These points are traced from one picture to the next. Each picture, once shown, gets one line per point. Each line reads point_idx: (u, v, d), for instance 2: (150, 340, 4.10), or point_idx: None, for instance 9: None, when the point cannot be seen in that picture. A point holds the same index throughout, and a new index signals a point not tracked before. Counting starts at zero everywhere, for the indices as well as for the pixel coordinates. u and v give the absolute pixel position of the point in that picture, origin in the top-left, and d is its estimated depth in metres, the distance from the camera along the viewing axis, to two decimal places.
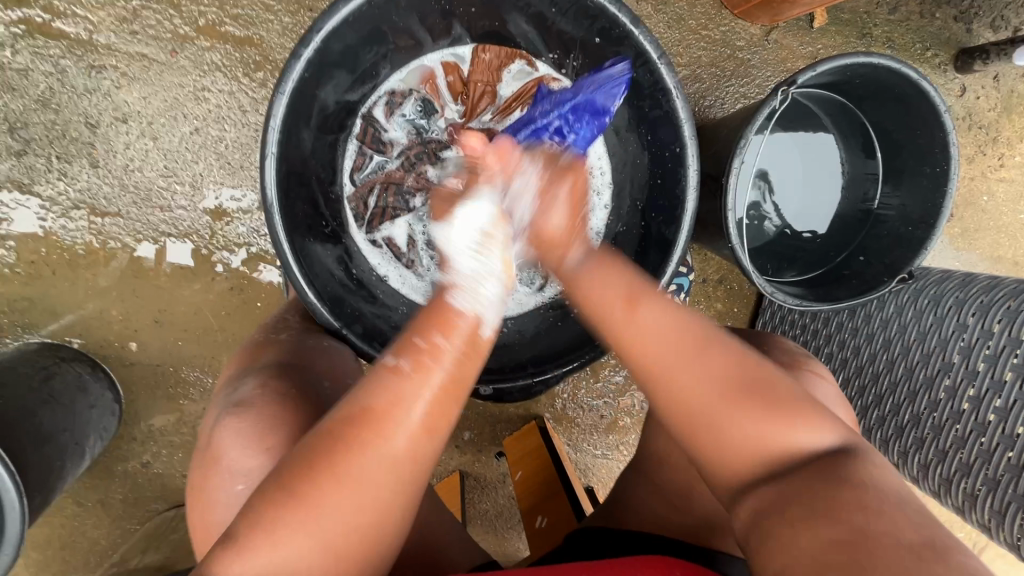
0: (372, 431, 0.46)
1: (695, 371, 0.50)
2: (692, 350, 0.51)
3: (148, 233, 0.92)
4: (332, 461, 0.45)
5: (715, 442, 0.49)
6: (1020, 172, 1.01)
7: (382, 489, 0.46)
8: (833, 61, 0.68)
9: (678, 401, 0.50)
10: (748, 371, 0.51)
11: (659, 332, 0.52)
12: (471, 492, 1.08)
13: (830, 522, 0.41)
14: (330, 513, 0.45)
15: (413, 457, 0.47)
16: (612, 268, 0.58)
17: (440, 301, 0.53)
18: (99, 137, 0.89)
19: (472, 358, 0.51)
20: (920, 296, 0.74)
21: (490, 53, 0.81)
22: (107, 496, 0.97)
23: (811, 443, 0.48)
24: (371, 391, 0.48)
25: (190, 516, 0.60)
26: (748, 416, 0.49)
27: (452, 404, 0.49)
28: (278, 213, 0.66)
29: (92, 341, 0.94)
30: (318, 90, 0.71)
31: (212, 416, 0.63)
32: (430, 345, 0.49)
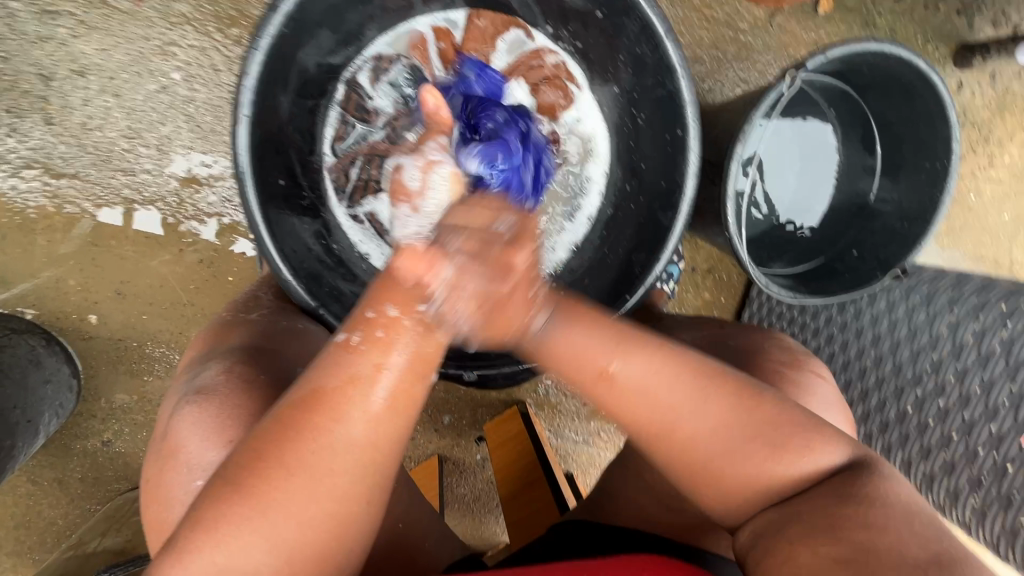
0: (324, 416, 0.43)
1: (684, 410, 0.49)
2: (688, 391, 0.49)
3: (110, 198, 0.86)
4: (280, 451, 0.42)
5: (708, 471, 0.49)
6: (1007, 172, 1.01)
7: (343, 479, 0.43)
8: (843, 46, 0.66)
9: (668, 453, 0.50)
10: (752, 415, 0.49)
11: (642, 391, 0.50)
12: (449, 476, 1.06)
13: (833, 542, 0.41)
14: (284, 504, 0.41)
15: (372, 442, 0.44)
16: (580, 328, 0.52)
17: (396, 271, 0.48)
18: (53, 90, 0.82)
19: (430, 345, 0.46)
20: (912, 293, 0.74)
21: (485, 19, 0.76)
22: (65, 475, 0.92)
23: (814, 459, 0.47)
24: (323, 372, 0.44)
25: (146, 516, 0.55)
26: (751, 461, 0.48)
27: (416, 382, 0.46)
28: (252, 181, 0.62)
29: (47, 312, 0.88)
30: (297, 50, 0.65)
31: (171, 404, 0.58)
32: (387, 318, 0.45)
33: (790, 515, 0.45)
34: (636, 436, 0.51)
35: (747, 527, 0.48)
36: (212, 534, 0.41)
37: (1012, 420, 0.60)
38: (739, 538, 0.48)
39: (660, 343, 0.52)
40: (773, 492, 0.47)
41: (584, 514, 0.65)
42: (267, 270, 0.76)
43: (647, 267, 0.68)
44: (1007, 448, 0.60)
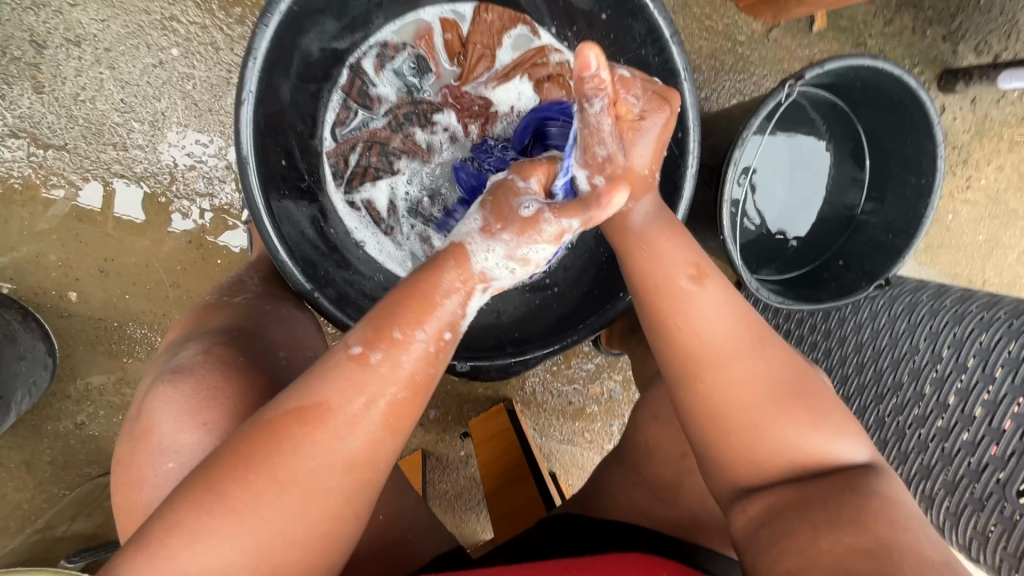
0: (321, 424, 0.42)
1: (745, 356, 0.50)
2: (749, 337, 0.51)
3: (97, 172, 0.84)
4: (270, 453, 0.41)
5: (750, 420, 0.49)
6: (983, 195, 1.05)
7: (338, 493, 0.42)
8: (841, 60, 0.68)
9: (717, 378, 0.50)
10: (793, 375, 0.51)
11: (710, 313, 0.50)
12: (432, 472, 1.05)
13: (854, 534, 0.42)
14: (271, 516, 0.41)
15: (370, 459, 0.43)
16: (672, 233, 0.53)
17: (427, 283, 0.46)
18: (45, 58, 0.80)
19: (434, 369, 0.45)
20: (895, 303, 0.76)
21: (492, 13, 0.76)
22: (33, 457, 0.89)
23: (836, 447, 0.49)
24: (326, 381, 0.43)
25: (115, 497, 0.53)
26: (793, 425, 0.49)
27: (416, 403, 0.44)
28: (251, 159, 0.61)
29: (25, 287, 0.85)
30: (303, 32, 0.65)
31: (145, 384, 0.57)
32: (407, 339, 0.44)
33: (808, 502, 0.46)
34: (688, 353, 0.51)
35: (753, 508, 0.49)
36: (189, 543, 0.40)
37: (988, 425, 0.62)
38: (738, 522, 0.50)
39: (729, 285, 0.53)
40: (786, 464, 0.49)
41: (575, 509, 0.65)
42: (259, 252, 0.75)
43: None
44: (982, 453, 0.63)
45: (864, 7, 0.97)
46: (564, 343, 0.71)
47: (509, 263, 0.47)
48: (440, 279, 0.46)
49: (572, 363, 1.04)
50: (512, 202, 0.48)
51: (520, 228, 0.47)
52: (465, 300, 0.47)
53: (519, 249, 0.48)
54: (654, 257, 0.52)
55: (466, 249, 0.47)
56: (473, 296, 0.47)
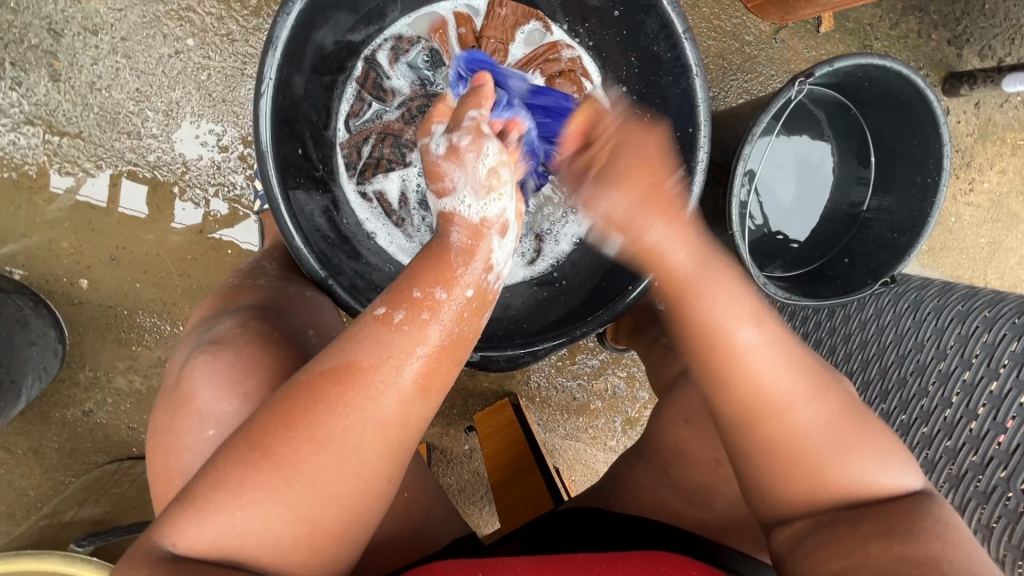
0: (351, 388, 0.42)
1: (804, 403, 0.50)
2: (807, 383, 0.51)
3: (111, 160, 0.84)
4: (303, 417, 0.42)
5: (806, 455, 0.50)
6: (986, 198, 1.06)
7: (374, 453, 0.43)
8: (850, 58, 0.69)
9: (774, 422, 0.50)
10: (852, 416, 0.51)
11: (768, 359, 0.51)
12: (436, 465, 1.05)
13: (898, 543, 0.44)
14: (310, 473, 0.42)
15: (404, 419, 0.44)
16: (727, 282, 0.53)
17: (444, 245, 0.47)
18: (62, 47, 0.81)
19: (467, 328, 0.46)
20: (900, 301, 0.77)
21: (507, 9, 0.77)
22: (41, 444, 0.89)
23: (894, 476, 0.50)
24: (358, 345, 0.43)
25: (152, 465, 0.54)
26: (855, 465, 0.49)
27: (452, 365, 0.46)
28: (268, 147, 0.61)
29: (36, 274, 0.85)
30: (320, 22, 0.66)
31: (181, 357, 0.58)
32: (435, 310, 0.45)
33: (860, 518, 0.48)
34: (745, 398, 0.51)
35: (798, 524, 0.50)
36: (234, 497, 0.41)
37: (992, 420, 0.63)
38: (781, 534, 0.51)
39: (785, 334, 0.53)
40: (842, 494, 0.49)
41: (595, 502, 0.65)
42: (272, 241, 0.76)
43: None
44: (986, 448, 0.63)
45: (870, 10, 0.99)
46: (571, 335, 0.71)
47: (481, 205, 0.48)
48: (451, 243, 0.48)
49: (577, 359, 1.04)
50: (448, 147, 0.50)
51: (464, 165, 0.49)
52: (489, 249, 0.48)
53: (480, 184, 0.49)
54: (711, 307, 0.52)
55: (449, 211, 0.49)
56: (485, 243, 0.48)
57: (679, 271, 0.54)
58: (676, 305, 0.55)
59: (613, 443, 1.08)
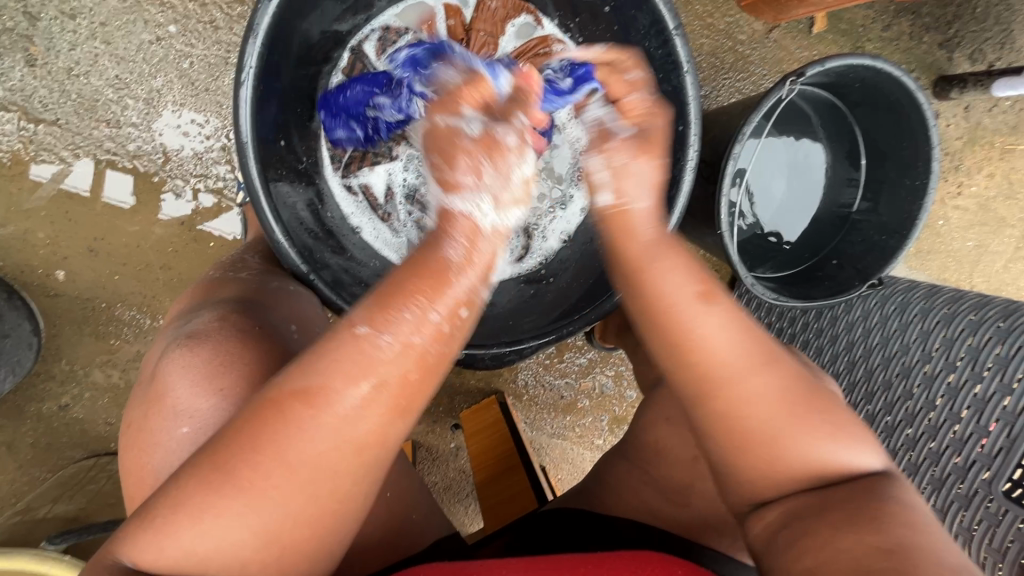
0: (322, 411, 0.40)
1: (756, 374, 0.48)
2: (757, 356, 0.49)
3: (90, 149, 0.82)
4: (274, 439, 0.40)
5: (764, 434, 0.48)
6: (974, 202, 1.07)
7: (347, 474, 0.41)
8: (841, 58, 0.69)
9: (730, 400, 0.48)
10: (801, 388, 0.50)
11: (717, 333, 0.48)
12: (421, 463, 1.03)
13: (872, 533, 0.42)
14: (278, 496, 0.40)
15: (380, 439, 0.42)
16: (675, 257, 0.51)
17: (434, 258, 0.42)
18: (39, 31, 0.78)
19: (441, 351, 0.42)
20: (887, 303, 0.78)
21: (495, 2, 0.77)
22: (15, 439, 0.87)
23: (852, 454, 0.49)
24: (330, 364, 0.40)
25: (124, 461, 0.53)
26: (807, 436, 0.48)
27: (431, 383, 0.42)
28: (249, 137, 0.60)
29: (11, 264, 0.83)
30: (305, 11, 0.64)
31: (158, 352, 0.56)
32: (420, 317, 0.41)
33: (826, 504, 0.46)
34: (697, 377, 0.49)
35: (769, 515, 0.48)
36: (195, 521, 0.40)
37: (976, 423, 0.63)
38: (755, 527, 0.49)
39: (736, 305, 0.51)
40: (802, 473, 0.48)
41: (579, 502, 0.65)
42: (255, 234, 0.74)
43: None
44: (970, 451, 0.63)
45: (862, 11, 0.98)
46: (559, 334, 0.70)
47: (499, 216, 0.44)
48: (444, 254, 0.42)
49: (565, 357, 1.04)
50: (496, 145, 0.45)
51: (505, 172, 0.45)
52: (489, 259, 0.43)
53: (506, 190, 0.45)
54: (665, 278, 0.49)
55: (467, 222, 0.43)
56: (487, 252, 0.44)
57: (640, 244, 0.51)
58: (633, 274, 0.51)
59: (600, 442, 1.08)
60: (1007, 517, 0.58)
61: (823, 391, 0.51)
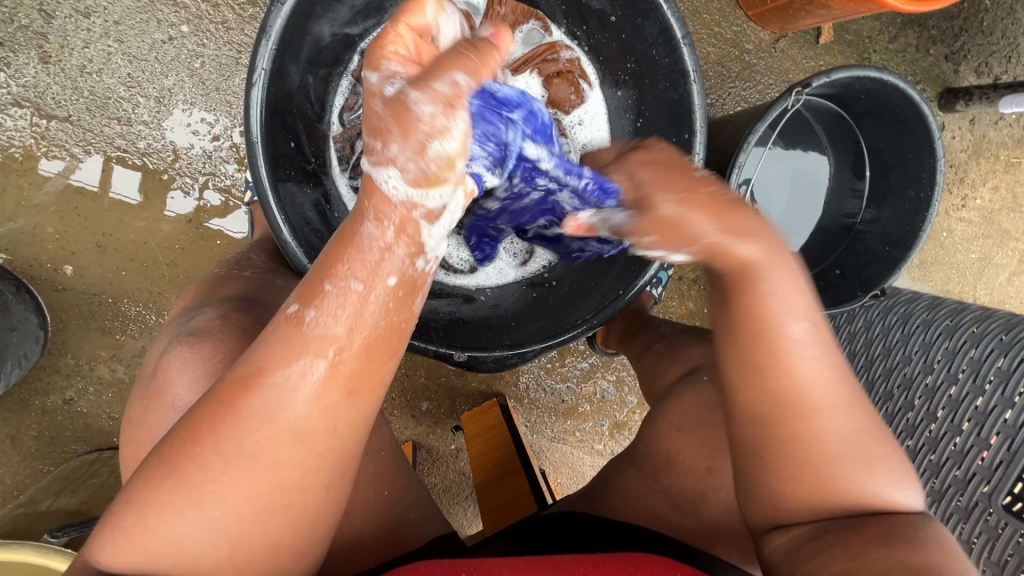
0: (265, 398, 0.41)
1: (834, 411, 0.45)
2: (839, 391, 0.45)
3: (100, 146, 0.83)
4: (222, 428, 0.41)
5: (822, 464, 0.46)
6: (977, 215, 1.07)
7: (292, 466, 0.42)
8: (847, 70, 0.69)
9: (804, 429, 0.45)
10: (876, 433, 0.47)
11: (809, 363, 0.45)
12: (421, 464, 1.04)
13: (907, 551, 0.41)
14: (218, 490, 0.41)
15: (328, 426, 0.42)
16: (784, 281, 0.45)
17: (354, 234, 0.43)
18: (53, 28, 0.79)
19: (401, 319, 0.44)
20: (889, 313, 0.78)
21: (506, 6, 0.75)
22: (19, 431, 0.87)
23: (902, 496, 0.46)
24: (270, 350, 0.41)
25: (124, 455, 0.54)
26: (870, 475, 0.46)
27: (386, 359, 0.43)
28: (260, 139, 0.60)
29: (20, 257, 0.84)
30: (317, 14, 0.65)
31: (161, 348, 0.57)
32: (342, 290, 0.41)
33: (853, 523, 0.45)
34: (778, 403, 0.45)
35: (793, 531, 0.47)
36: (143, 518, 0.41)
37: (976, 436, 0.63)
38: (773, 541, 0.48)
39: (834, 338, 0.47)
40: (849, 502, 0.46)
41: (578, 505, 0.65)
42: (263, 233, 0.75)
43: (644, 265, 0.69)
44: (969, 464, 0.63)
45: (869, 23, 0.99)
46: (562, 338, 0.70)
47: (419, 194, 0.42)
48: (363, 228, 0.42)
49: (566, 361, 1.04)
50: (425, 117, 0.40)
51: (420, 146, 0.40)
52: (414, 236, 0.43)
53: (425, 172, 0.41)
54: (770, 299, 0.45)
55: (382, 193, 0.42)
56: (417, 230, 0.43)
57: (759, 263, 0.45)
58: (728, 289, 0.46)
59: (599, 446, 1.08)
60: (1007, 531, 0.59)
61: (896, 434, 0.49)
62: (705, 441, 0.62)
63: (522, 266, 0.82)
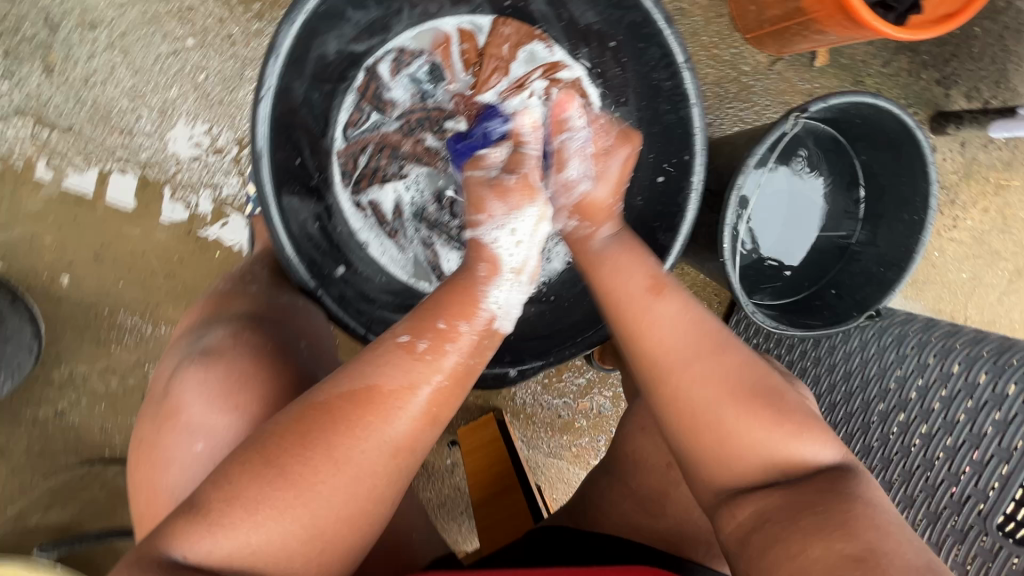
0: (373, 415, 0.44)
1: (701, 356, 0.52)
2: (699, 347, 0.53)
3: (101, 156, 0.83)
4: (328, 439, 0.43)
5: (716, 421, 0.51)
6: (968, 235, 1.09)
7: (382, 472, 0.44)
8: (844, 96, 0.71)
9: (680, 388, 0.52)
10: (754, 380, 0.53)
11: (668, 323, 0.54)
12: (416, 479, 1.03)
13: (840, 538, 0.42)
14: (325, 493, 0.42)
15: (412, 445, 0.45)
16: (632, 254, 0.59)
17: (469, 275, 0.52)
18: (58, 40, 0.80)
19: (481, 361, 0.48)
20: (884, 334, 0.79)
21: (510, 28, 0.78)
22: (9, 443, 0.86)
23: (809, 449, 0.51)
24: (377, 368, 0.45)
25: (133, 477, 0.55)
26: (756, 424, 0.51)
27: (456, 397, 0.47)
28: (266, 155, 0.61)
29: (16, 267, 0.83)
30: (324, 31, 0.66)
31: (171, 366, 0.58)
32: (449, 329, 0.47)
33: (792, 503, 0.47)
34: (648, 361, 0.54)
35: (741, 513, 0.49)
36: (251, 514, 0.41)
37: (970, 459, 0.64)
38: (733, 514, 0.50)
39: (689, 293, 0.57)
40: (765, 461, 0.50)
41: (565, 521, 0.65)
42: (264, 245, 0.75)
43: None
44: (964, 485, 0.64)
45: (863, 47, 1.01)
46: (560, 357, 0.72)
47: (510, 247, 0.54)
48: (474, 276, 0.52)
49: (564, 376, 1.04)
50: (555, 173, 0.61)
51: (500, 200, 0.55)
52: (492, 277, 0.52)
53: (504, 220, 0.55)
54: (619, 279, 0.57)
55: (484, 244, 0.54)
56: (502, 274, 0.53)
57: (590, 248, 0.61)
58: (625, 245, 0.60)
59: (595, 462, 1.08)
60: (1001, 554, 0.59)
61: (779, 381, 0.54)
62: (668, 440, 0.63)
63: None
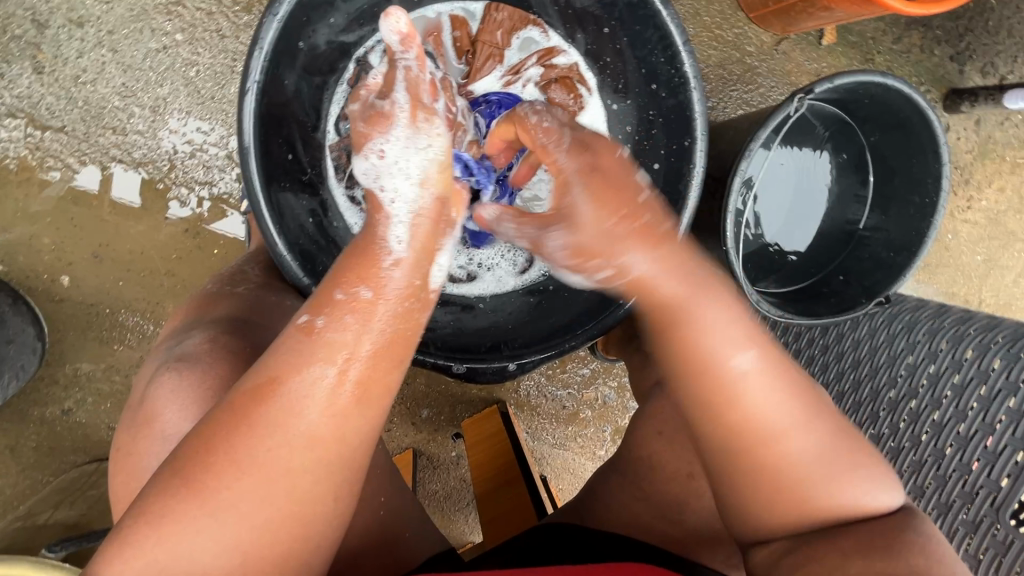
0: (275, 407, 0.41)
1: (792, 430, 0.49)
2: (799, 410, 0.49)
3: (95, 156, 0.83)
4: (231, 442, 0.41)
5: (799, 494, 0.49)
6: (983, 216, 1.05)
7: (305, 472, 0.42)
8: (850, 75, 0.68)
9: (767, 453, 0.49)
10: (843, 440, 0.50)
11: (763, 391, 0.49)
12: (422, 472, 1.03)
13: (889, 566, 0.44)
14: (239, 497, 0.40)
15: (335, 434, 0.42)
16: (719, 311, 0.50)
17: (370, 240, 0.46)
18: (47, 38, 0.79)
19: (410, 324, 0.45)
20: (894, 321, 0.77)
21: (503, 13, 0.75)
22: (19, 442, 0.87)
23: (886, 496, 0.50)
24: (281, 359, 0.42)
25: (113, 485, 0.55)
26: (846, 481, 0.49)
27: (393, 368, 0.44)
28: (253, 152, 0.59)
29: (16, 269, 0.84)
30: (311, 22, 0.64)
31: (149, 372, 0.58)
32: (352, 296, 0.43)
33: (840, 538, 0.48)
34: (740, 433, 0.49)
35: (779, 544, 0.50)
36: (154, 529, 0.40)
37: (981, 449, 0.62)
38: (759, 557, 0.51)
39: (783, 359, 0.51)
40: (835, 518, 0.49)
41: (572, 519, 0.64)
42: (259, 243, 0.75)
43: None
44: (976, 476, 0.62)
45: (873, 23, 0.97)
46: (559, 348, 0.70)
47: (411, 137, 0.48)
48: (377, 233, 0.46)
49: (567, 367, 1.03)
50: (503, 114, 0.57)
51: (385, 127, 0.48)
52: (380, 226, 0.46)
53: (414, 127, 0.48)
54: (702, 338, 0.50)
55: (376, 193, 0.47)
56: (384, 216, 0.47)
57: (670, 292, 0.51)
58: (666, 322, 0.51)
59: (602, 453, 1.07)
60: (1015, 546, 0.58)
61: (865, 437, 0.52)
62: (684, 445, 0.62)
63: (521, 274, 0.80)
